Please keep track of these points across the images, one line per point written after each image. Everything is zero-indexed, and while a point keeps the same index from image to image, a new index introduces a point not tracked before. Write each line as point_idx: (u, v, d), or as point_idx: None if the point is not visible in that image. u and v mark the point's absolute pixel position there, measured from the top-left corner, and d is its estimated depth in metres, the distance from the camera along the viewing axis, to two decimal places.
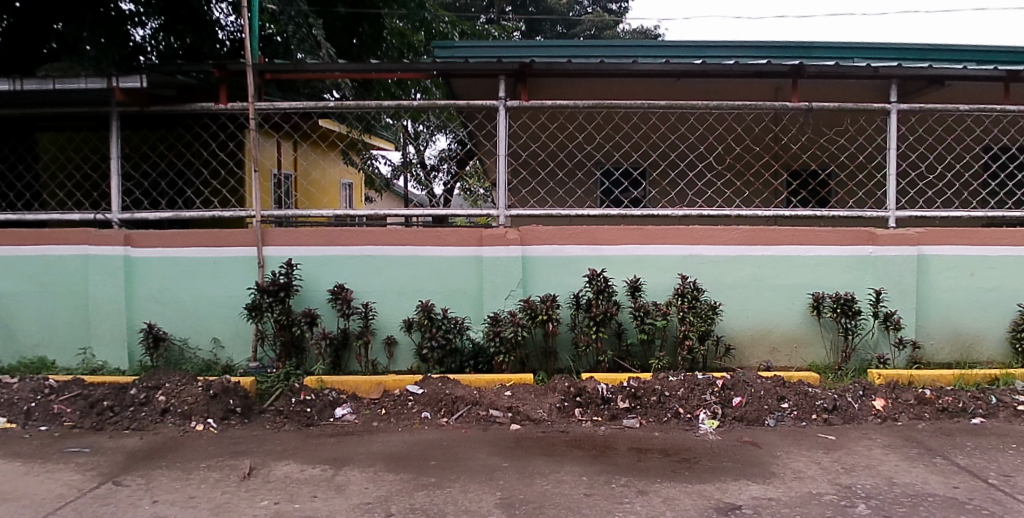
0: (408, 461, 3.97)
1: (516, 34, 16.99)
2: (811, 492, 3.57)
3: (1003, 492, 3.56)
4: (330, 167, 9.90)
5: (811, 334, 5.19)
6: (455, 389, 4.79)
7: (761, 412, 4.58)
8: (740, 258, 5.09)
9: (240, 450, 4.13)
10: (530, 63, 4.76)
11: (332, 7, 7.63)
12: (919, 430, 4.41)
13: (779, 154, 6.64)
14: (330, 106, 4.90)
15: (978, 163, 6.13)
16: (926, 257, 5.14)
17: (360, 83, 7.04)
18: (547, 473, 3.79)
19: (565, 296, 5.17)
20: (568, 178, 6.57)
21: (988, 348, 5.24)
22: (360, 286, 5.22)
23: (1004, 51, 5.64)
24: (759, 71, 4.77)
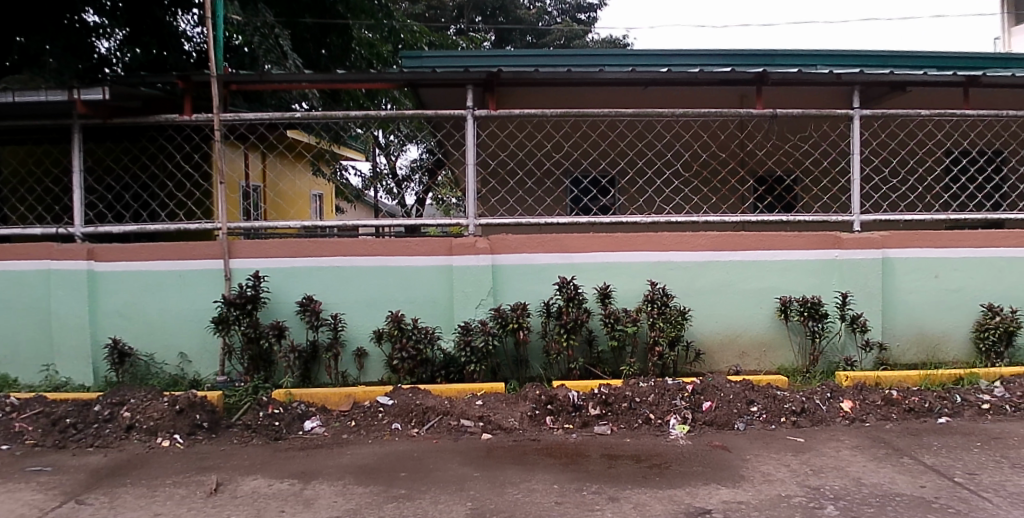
0: (378, 473, 3.93)
1: (486, 44, 17.07)
2: (780, 495, 3.59)
3: (968, 491, 3.61)
4: (298, 179, 9.84)
5: (781, 337, 5.21)
6: (426, 399, 4.76)
7: (730, 416, 4.61)
8: (708, 264, 5.10)
9: (207, 466, 4.06)
10: (498, 73, 4.78)
11: (298, 17, 7.51)
12: (886, 431, 4.47)
13: (746, 160, 6.71)
14: (296, 116, 4.85)
15: (939, 167, 6.23)
16: (891, 259, 5.19)
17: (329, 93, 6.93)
18: (518, 482, 3.77)
19: (536, 304, 5.16)
20: (537, 186, 6.51)
21: (953, 347, 5.30)
22: (329, 296, 5.17)
23: (959, 58, 5.71)
24: (725, 79, 4.83)
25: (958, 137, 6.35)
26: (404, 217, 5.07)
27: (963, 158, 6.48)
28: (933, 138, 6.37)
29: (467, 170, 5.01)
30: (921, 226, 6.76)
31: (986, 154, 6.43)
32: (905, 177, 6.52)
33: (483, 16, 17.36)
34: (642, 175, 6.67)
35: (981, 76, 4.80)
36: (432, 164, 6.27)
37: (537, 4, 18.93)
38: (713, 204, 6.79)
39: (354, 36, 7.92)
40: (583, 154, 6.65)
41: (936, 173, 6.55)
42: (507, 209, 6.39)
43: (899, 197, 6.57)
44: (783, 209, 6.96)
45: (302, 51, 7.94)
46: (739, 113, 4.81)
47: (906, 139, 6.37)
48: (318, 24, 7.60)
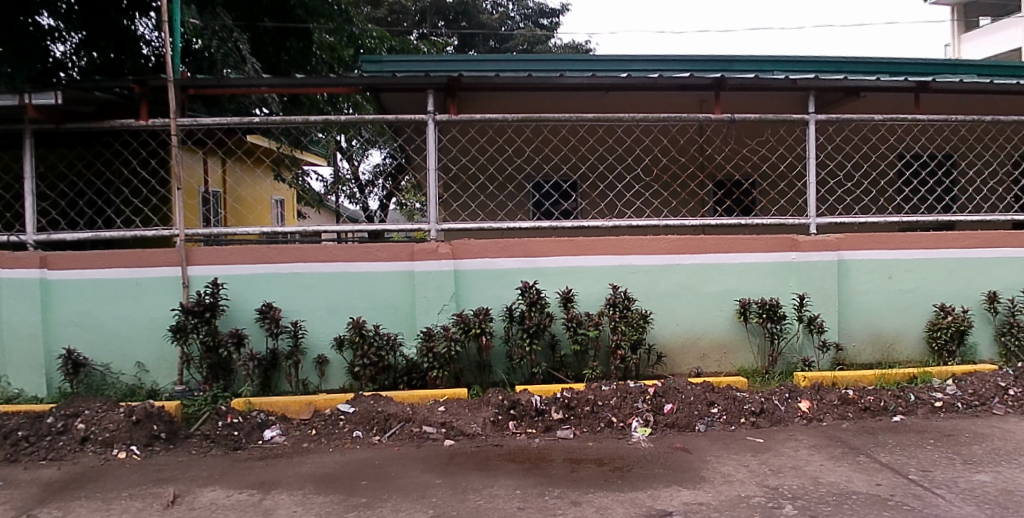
0: (339, 481, 3.89)
1: (448, 48, 16.98)
2: (739, 495, 3.63)
3: (922, 488, 3.69)
4: (258, 184, 9.77)
5: (740, 339, 5.26)
6: (388, 406, 4.73)
7: (691, 417, 4.65)
8: (668, 267, 5.14)
9: (165, 478, 3.98)
10: (458, 78, 4.77)
11: (257, 21, 7.41)
12: (843, 430, 4.54)
13: (705, 165, 6.79)
14: (254, 121, 4.81)
15: (893, 171, 6.35)
16: (847, 262, 5.27)
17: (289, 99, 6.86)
18: (480, 489, 3.76)
19: (498, 309, 5.15)
20: (499, 191, 6.52)
21: (907, 347, 5.40)
22: (288, 303, 5.11)
23: (916, 62, 5.69)
24: (683, 84, 4.85)
25: (910, 142, 6.47)
26: (365, 223, 5.03)
27: (915, 162, 6.60)
28: (886, 142, 6.49)
29: (428, 175, 4.98)
30: (876, 229, 6.90)
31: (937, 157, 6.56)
32: (860, 181, 6.63)
33: (445, 21, 17.21)
34: (603, 179, 6.71)
35: (932, 82, 4.87)
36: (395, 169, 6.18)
37: (500, 8, 18.86)
38: (673, 208, 6.86)
39: (314, 40, 7.81)
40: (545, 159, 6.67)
41: (889, 177, 6.66)
42: (468, 215, 6.42)
43: (854, 200, 6.68)
44: (742, 213, 7.06)
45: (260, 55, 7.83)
46: (697, 118, 4.84)
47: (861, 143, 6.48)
48: (278, 28, 7.56)
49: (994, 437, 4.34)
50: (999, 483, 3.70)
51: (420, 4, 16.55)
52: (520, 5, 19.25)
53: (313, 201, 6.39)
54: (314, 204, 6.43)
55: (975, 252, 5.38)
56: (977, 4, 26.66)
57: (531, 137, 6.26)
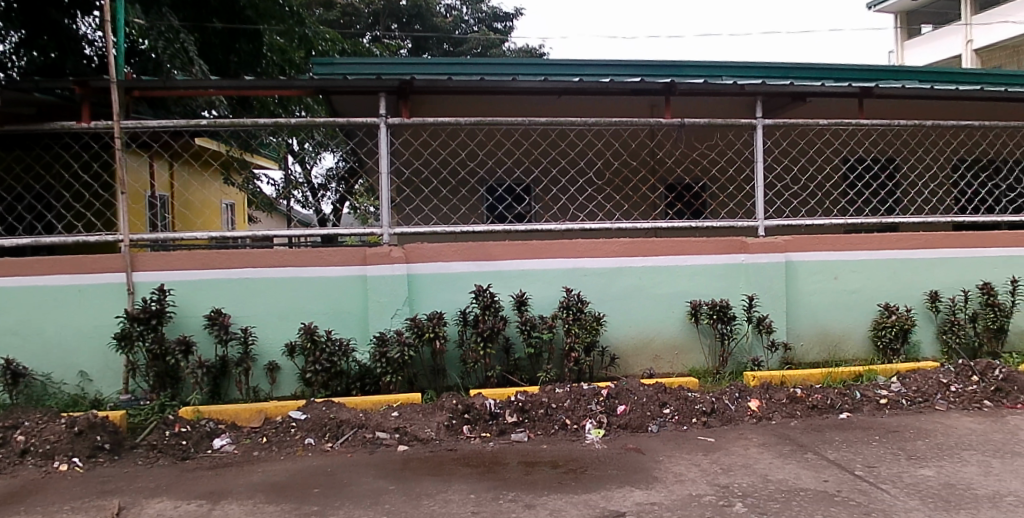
0: (290, 490, 3.82)
1: (401, 51, 16.77)
2: (691, 494, 3.67)
3: (867, 483, 3.78)
4: (206, 188, 9.72)
5: (691, 340, 5.33)
6: (340, 412, 4.68)
7: (644, 418, 4.69)
8: (621, 270, 5.17)
9: (109, 489, 3.86)
10: (410, 81, 4.74)
11: (206, 22, 7.33)
12: (791, 428, 4.63)
13: (656, 168, 6.89)
14: (201, 124, 4.71)
15: (838, 174, 6.53)
16: (794, 263, 5.38)
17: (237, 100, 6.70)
18: (434, 494, 3.74)
19: (452, 313, 5.13)
20: (452, 195, 6.58)
21: (853, 345, 5.53)
22: (238, 309, 5.01)
23: (867, 68, 5.73)
24: (635, 89, 4.91)
25: (854, 146, 6.66)
26: (317, 227, 4.96)
27: (859, 165, 6.80)
28: (831, 146, 6.67)
29: (381, 179, 4.94)
30: (823, 231, 7.08)
31: (879, 161, 6.77)
32: (806, 184, 6.80)
33: (398, 24, 16.99)
34: (556, 183, 6.77)
35: (875, 87, 4.94)
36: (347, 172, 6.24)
37: (453, 11, 18.78)
38: (626, 211, 6.96)
39: (265, 42, 7.67)
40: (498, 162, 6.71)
41: (834, 180, 6.84)
42: (421, 218, 6.42)
43: (800, 202, 6.86)
44: (692, 215, 7.19)
45: (209, 57, 7.67)
46: (647, 123, 4.88)
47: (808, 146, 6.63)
48: (227, 29, 7.46)
49: (936, 432, 4.48)
50: (941, 477, 3.82)
51: (373, 6, 16.34)
52: (474, 8, 19.24)
53: (263, 205, 6.27)
54: (264, 208, 6.34)
55: (917, 253, 5.53)
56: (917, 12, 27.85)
57: (484, 140, 6.26)
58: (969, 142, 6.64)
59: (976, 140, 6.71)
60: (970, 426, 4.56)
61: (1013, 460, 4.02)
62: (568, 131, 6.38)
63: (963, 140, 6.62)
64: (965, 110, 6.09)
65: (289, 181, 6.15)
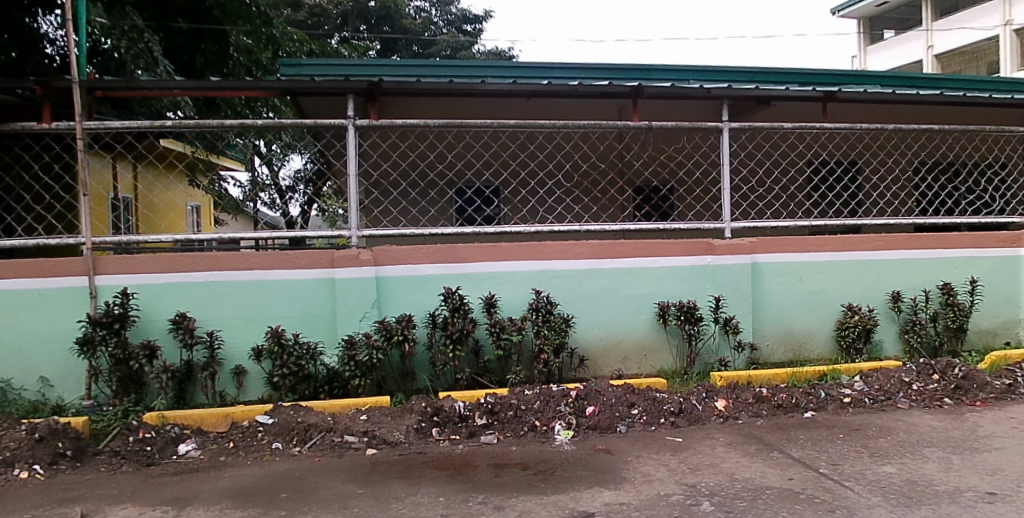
0: (257, 495, 3.78)
1: (370, 52, 16.57)
2: (659, 494, 3.71)
3: (831, 480, 3.85)
4: (169, 190, 9.68)
5: (659, 341, 5.38)
6: (308, 417, 4.64)
7: (613, 419, 4.72)
8: (589, 271, 5.21)
9: (71, 497, 3.78)
10: (378, 82, 4.73)
11: (171, 22, 7.20)
12: (757, 427, 4.70)
13: (624, 171, 6.94)
14: (165, 125, 4.63)
15: (802, 176, 6.65)
16: (760, 264, 5.45)
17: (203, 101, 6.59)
18: (403, 497, 3.72)
19: (422, 315, 5.12)
20: (421, 197, 6.60)
21: (818, 345, 5.62)
22: (203, 313, 4.95)
23: (830, 73, 5.82)
24: (603, 92, 4.94)
25: (818, 149, 6.79)
26: (284, 230, 4.91)
27: (823, 168, 6.93)
28: (796, 149, 6.79)
29: (349, 181, 4.90)
30: (789, 232, 7.20)
31: (842, 164, 6.90)
32: (770, 186, 6.92)
33: (367, 25, 16.80)
34: (525, 185, 6.81)
35: (838, 92, 5.00)
36: (314, 175, 6.21)
37: (422, 13, 18.67)
38: (594, 213, 7.01)
39: (231, 43, 7.56)
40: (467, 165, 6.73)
41: (798, 182, 6.97)
42: (390, 220, 6.42)
43: (765, 205, 6.98)
44: (660, 218, 7.27)
45: (174, 57, 7.56)
46: (616, 125, 4.91)
47: (773, 149, 6.73)
48: (193, 29, 7.35)
49: (898, 430, 4.58)
50: (903, 474, 3.90)
51: (341, 7, 16.13)
52: (443, 10, 19.13)
53: (229, 207, 6.23)
54: (230, 210, 6.29)
55: (879, 254, 5.64)
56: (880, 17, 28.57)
57: (453, 142, 6.29)
58: (930, 145, 6.79)
59: (936, 144, 6.87)
60: (931, 423, 4.66)
61: (971, 456, 4.12)
62: (536, 134, 6.42)
63: (924, 143, 6.77)
64: (925, 114, 6.23)
65: (255, 183, 6.12)
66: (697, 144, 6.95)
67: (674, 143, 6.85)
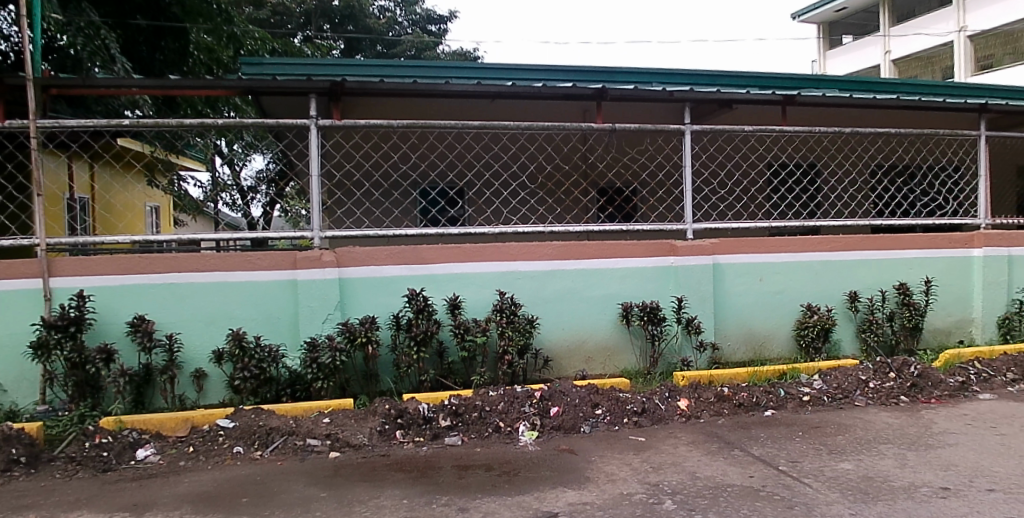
0: (218, 500, 3.73)
1: (334, 52, 16.31)
2: (622, 494, 3.74)
3: (790, 477, 3.92)
4: (126, 190, 9.54)
5: (623, 342, 5.43)
6: (269, 420, 4.59)
7: (577, 419, 4.75)
8: (554, 272, 5.23)
9: (24, 504, 3.68)
10: (341, 82, 4.70)
11: (129, 18, 7.02)
12: (719, 426, 4.76)
13: (588, 173, 6.99)
14: (123, 123, 4.54)
15: (763, 178, 6.78)
16: (721, 265, 5.53)
17: (162, 100, 6.56)
18: (367, 500, 3.70)
19: (385, 317, 5.10)
20: (385, 198, 6.58)
21: (778, 345, 5.72)
22: (162, 315, 4.88)
23: (789, 77, 5.92)
24: (566, 94, 4.97)
25: (778, 151, 6.91)
26: (245, 231, 4.83)
27: (782, 170, 7.06)
28: (757, 151, 6.91)
29: (311, 181, 4.85)
30: (750, 234, 7.31)
31: (801, 166, 7.04)
32: (732, 188, 7.02)
33: (331, 24, 16.55)
34: (489, 186, 6.82)
35: (797, 95, 5.08)
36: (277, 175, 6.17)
37: (386, 13, 18.34)
38: (558, 214, 7.06)
39: (191, 40, 7.47)
40: (431, 166, 6.72)
41: (759, 184, 7.10)
42: (353, 222, 6.39)
43: (726, 206, 7.09)
44: (623, 219, 7.34)
45: (132, 54, 7.42)
46: (579, 127, 4.92)
47: (734, 151, 6.84)
48: (152, 27, 7.23)
49: (855, 427, 4.67)
50: (860, 470, 3.98)
51: (304, 6, 15.90)
52: (407, 11, 18.84)
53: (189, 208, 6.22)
54: (190, 211, 6.21)
55: (839, 255, 5.76)
56: (844, 22, 29.09)
57: (417, 143, 6.29)
58: (886, 149, 6.97)
59: (891, 148, 7.04)
60: (887, 420, 4.77)
61: (926, 452, 4.22)
62: (501, 136, 6.45)
63: (880, 147, 6.93)
64: (883, 119, 6.38)
65: (216, 183, 6.03)
66: (660, 146, 7.03)
67: (637, 145, 6.92)
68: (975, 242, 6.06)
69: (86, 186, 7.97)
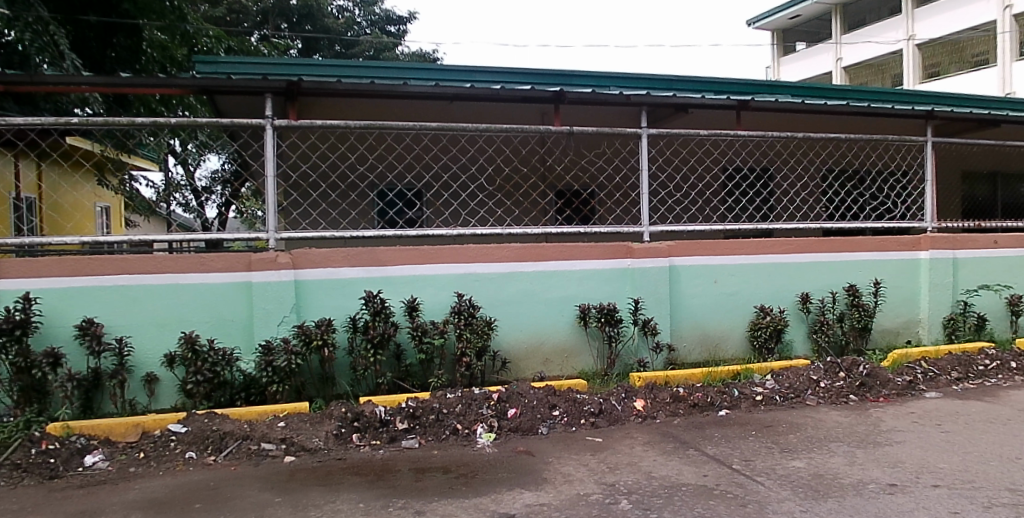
0: (169, 506, 3.66)
1: (290, 51, 16.03)
2: (579, 494, 3.77)
3: (743, 476, 3.99)
4: (76, 190, 9.37)
5: (580, 343, 5.48)
6: (223, 425, 4.53)
7: (534, 421, 4.78)
8: (511, 274, 5.26)
9: None
10: (298, 82, 4.65)
11: (80, 15, 6.90)
12: (674, 426, 4.83)
13: (546, 175, 7.04)
14: (72, 122, 4.33)
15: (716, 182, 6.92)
16: (677, 267, 5.61)
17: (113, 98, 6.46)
18: (322, 504, 3.67)
19: (342, 319, 5.07)
20: (342, 199, 6.57)
21: (732, 345, 5.82)
22: (112, 318, 4.77)
23: (745, 82, 6.02)
24: (525, 97, 4.99)
25: (733, 155, 7.05)
26: (198, 232, 4.69)
27: (737, 174, 7.21)
28: (711, 155, 7.04)
29: (267, 182, 4.78)
30: (705, 236, 7.45)
31: (755, 170, 7.20)
32: (687, 191, 7.15)
33: (288, 23, 16.28)
34: (447, 188, 6.86)
35: (751, 101, 5.18)
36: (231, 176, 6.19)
37: (345, 13, 18.04)
38: (516, 216, 7.12)
39: (144, 38, 7.39)
40: (390, 167, 6.72)
41: (713, 188, 7.23)
42: (309, 223, 6.38)
43: (681, 209, 7.21)
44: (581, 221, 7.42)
45: (82, 52, 7.28)
46: (538, 130, 4.94)
47: (689, 155, 6.97)
48: (103, 23, 7.10)
49: (806, 426, 4.78)
50: (810, 468, 4.08)
51: (261, 4, 15.66)
52: (367, 10, 18.59)
53: (141, 208, 6.16)
54: (142, 212, 6.14)
55: (793, 258, 5.90)
56: (806, 28, 29.66)
57: (375, 144, 6.28)
58: (835, 153, 7.15)
59: (841, 153, 7.23)
60: (837, 419, 4.89)
61: (874, 449, 4.34)
62: (459, 138, 6.48)
63: (830, 151, 7.12)
64: (833, 124, 6.55)
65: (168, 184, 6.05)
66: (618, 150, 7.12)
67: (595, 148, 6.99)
68: (922, 245, 6.26)
69: (33, 185, 7.82)
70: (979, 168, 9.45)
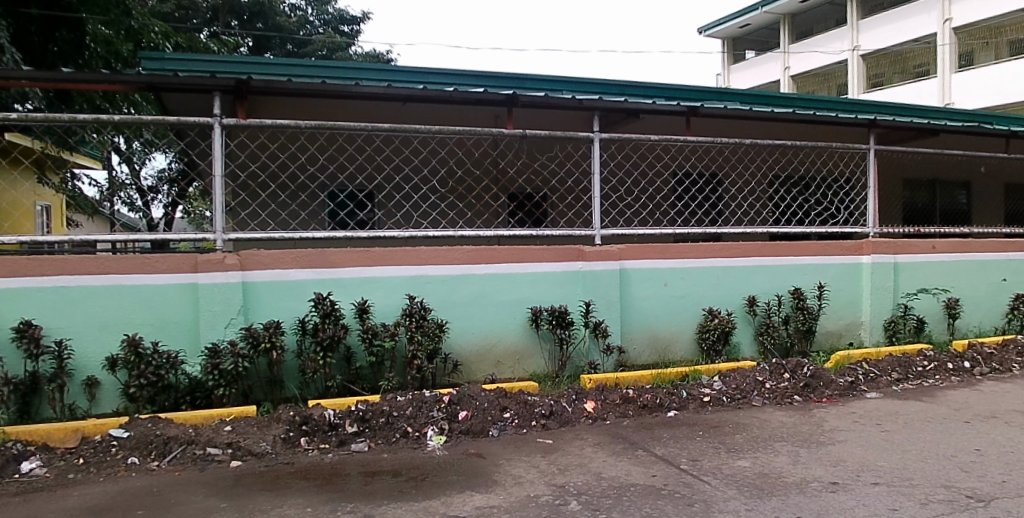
0: (110, 513, 3.57)
1: (240, 49, 15.71)
2: (529, 496, 3.80)
3: (689, 476, 4.07)
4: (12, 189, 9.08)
5: (531, 346, 5.52)
6: (167, 429, 4.44)
7: (485, 423, 4.79)
8: (463, 276, 5.27)
9: None
10: (248, 81, 4.59)
11: (21, 7, 6.70)
12: (624, 427, 4.89)
13: (498, 178, 7.12)
14: (10, 117, 4.16)
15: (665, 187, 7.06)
16: (628, 270, 5.69)
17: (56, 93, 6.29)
18: (269, 509, 3.63)
19: (291, 322, 5.02)
20: (292, 200, 6.54)
21: (680, 347, 5.94)
22: (51, 320, 4.63)
23: (698, 89, 6.11)
24: (478, 99, 5.04)
25: (683, 160, 7.19)
26: (142, 232, 4.51)
27: (687, 179, 7.36)
28: (662, 160, 7.18)
29: (215, 182, 4.67)
30: (656, 240, 7.58)
31: (704, 175, 7.36)
32: (637, 195, 7.29)
33: (239, 21, 15.99)
34: (399, 190, 6.90)
35: (700, 107, 5.32)
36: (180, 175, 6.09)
37: (298, 12, 17.77)
38: (469, 219, 7.17)
39: (88, 32, 7.21)
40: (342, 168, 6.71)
41: (664, 192, 7.37)
42: (257, 223, 6.34)
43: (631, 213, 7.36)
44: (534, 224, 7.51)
45: (22, 45, 7.06)
46: (491, 132, 4.93)
47: (641, 160, 7.10)
48: (44, 16, 6.90)
49: (751, 426, 4.89)
50: (755, 468, 4.17)
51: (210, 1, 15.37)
52: (320, 10, 18.31)
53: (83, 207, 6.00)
54: (86, 211, 5.99)
55: (742, 261, 6.03)
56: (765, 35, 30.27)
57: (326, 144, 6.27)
58: (781, 160, 7.36)
59: (787, 160, 7.45)
60: (781, 419, 5.01)
61: (816, 449, 4.46)
62: (411, 140, 6.54)
63: (777, 158, 7.32)
64: (779, 131, 6.74)
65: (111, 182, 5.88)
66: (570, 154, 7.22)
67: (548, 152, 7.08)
68: (865, 249, 6.46)
69: None
70: (918, 176, 9.81)
